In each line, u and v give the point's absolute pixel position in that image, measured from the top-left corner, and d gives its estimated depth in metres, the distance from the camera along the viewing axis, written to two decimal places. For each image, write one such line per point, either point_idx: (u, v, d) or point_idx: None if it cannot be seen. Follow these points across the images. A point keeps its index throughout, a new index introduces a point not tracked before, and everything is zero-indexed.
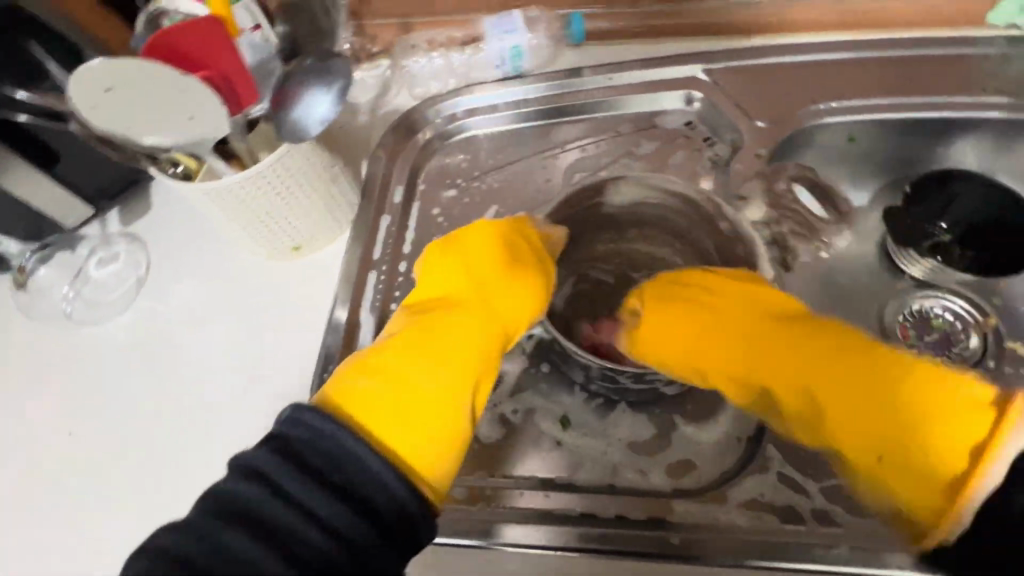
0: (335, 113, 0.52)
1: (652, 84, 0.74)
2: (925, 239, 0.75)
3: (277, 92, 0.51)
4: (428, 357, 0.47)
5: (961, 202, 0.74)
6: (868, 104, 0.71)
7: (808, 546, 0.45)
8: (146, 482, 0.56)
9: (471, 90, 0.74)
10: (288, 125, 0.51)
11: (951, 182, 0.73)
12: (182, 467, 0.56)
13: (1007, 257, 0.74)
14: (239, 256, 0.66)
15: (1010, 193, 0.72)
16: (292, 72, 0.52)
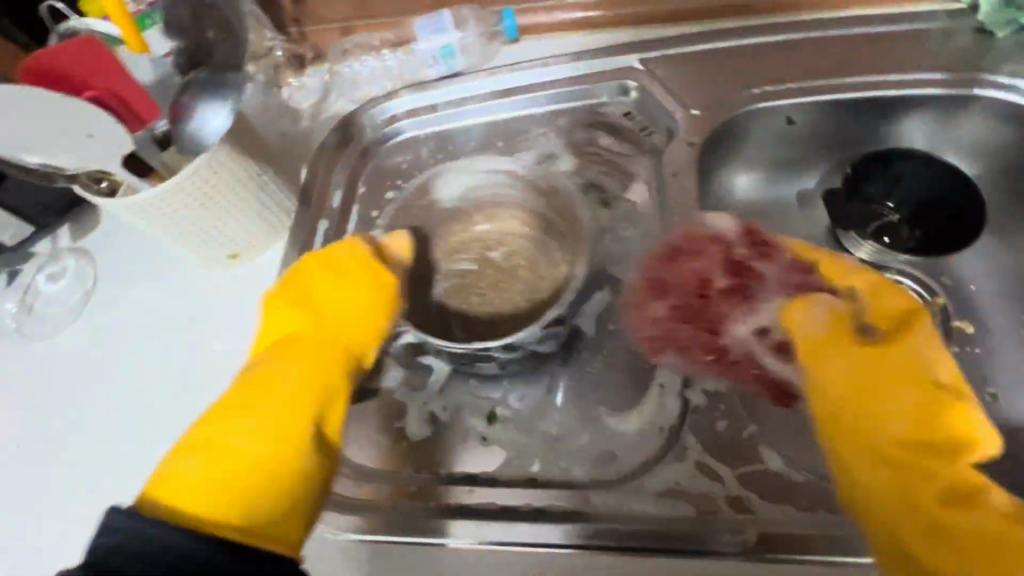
0: (229, 122, 0.56)
1: (589, 76, 0.73)
2: (871, 222, 0.75)
3: (176, 107, 0.56)
4: (249, 413, 0.44)
5: (904, 182, 0.73)
6: (805, 87, 0.69)
7: (717, 533, 0.46)
8: (89, 490, 0.57)
9: (407, 91, 0.74)
10: (187, 137, 0.56)
11: (889, 161, 0.73)
12: (123, 474, 0.57)
13: (959, 231, 0.72)
14: (182, 266, 0.67)
15: (953, 169, 0.71)
16: (191, 88, 0.57)
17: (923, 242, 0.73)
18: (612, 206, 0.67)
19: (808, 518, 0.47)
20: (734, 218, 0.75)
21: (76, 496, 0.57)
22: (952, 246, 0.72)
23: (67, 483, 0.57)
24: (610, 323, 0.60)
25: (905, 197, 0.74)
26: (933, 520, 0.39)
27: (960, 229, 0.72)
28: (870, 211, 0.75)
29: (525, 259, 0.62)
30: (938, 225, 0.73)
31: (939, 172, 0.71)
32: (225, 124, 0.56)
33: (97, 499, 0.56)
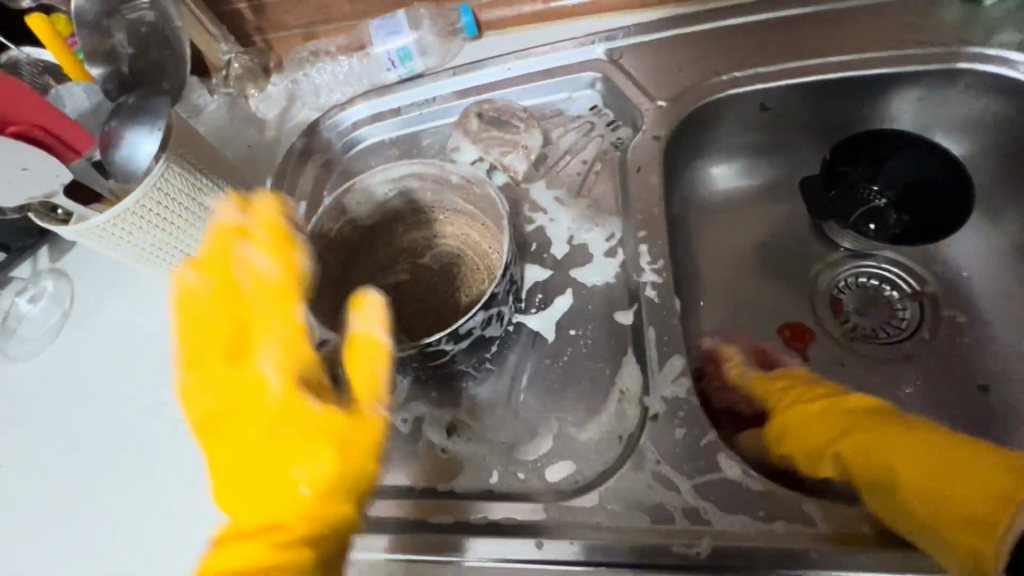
0: (155, 145, 0.53)
1: (554, 70, 0.71)
2: (856, 209, 0.71)
3: (102, 133, 0.54)
4: None
5: (889, 163, 0.69)
6: (780, 69, 0.65)
7: (669, 545, 0.45)
8: (60, 509, 0.57)
9: (369, 97, 0.73)
10: (116, 163, 0.54)
11: (872, 143, 0.68)
12: (94, 493, 0.58)
13: (952, 215, 0.66)
14: (156, 284, 0.68)
15: (937, 147, 0.66)
16: (116, 115, 0.54)
17: (912, 227, 0.69)
18: (577, 206, 0.65)
19: (768, 529, 0.45)
20: (710, 212, 0.73)
21: (48, 516, 0.57)
22: (941, 232, 0.67)
23: (39, 503, 0.58)
24: (571, 329, 0.59)
25: (893, 179, 0.70)
26: (925, 491, 0.42)
27: (949, 213, 0.66)
28: (855, 196, 0.71)
29: (456, 257, 0.63)
30: (927, 208, 0.69)
31: (924, 152, 0.67)
32: (152, 151, 0.53)
33: (68, 519, 0.57)
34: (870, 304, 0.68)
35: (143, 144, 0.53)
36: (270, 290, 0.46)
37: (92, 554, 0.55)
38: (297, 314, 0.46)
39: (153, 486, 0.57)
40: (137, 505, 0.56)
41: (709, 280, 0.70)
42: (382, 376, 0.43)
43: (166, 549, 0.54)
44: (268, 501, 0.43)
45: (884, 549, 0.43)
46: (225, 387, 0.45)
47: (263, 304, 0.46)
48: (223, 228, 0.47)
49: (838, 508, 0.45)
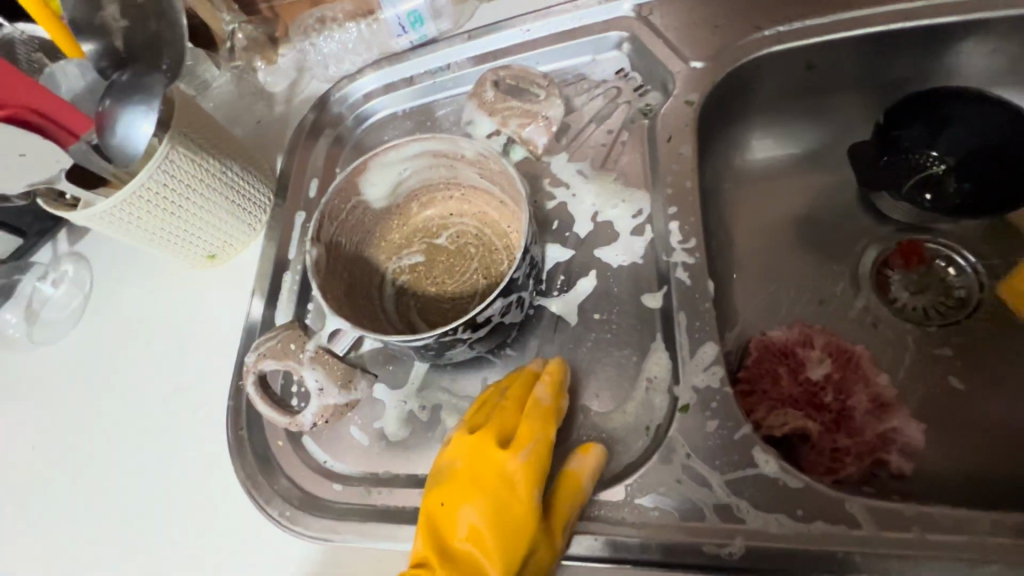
0: (150, 125, 0.50)
1: (577, 30, 0.65)
2: (910, 175, 0.64)
3: (99, 115, 0.51)
4: None
5: (945, 125, 0.63)
6: (831, 21, 0.58)
7: (698, 544, 0.43)
8: (94, 490, 0.58)
9: (380, 66, 0.69)
10: (112, 147, 0.51)
11: (931, 100, 0.61)
12: (125, 476, 0.58)
13: (1018, 180, 0.59)
14: (173, 267, 0.67)
15: (1004, 105, 0.59)
16: (115, 96, 0.52)
17: (967, 193, 0.62)
18: (602, 181, 0.60)
19: (807, 529, 0.42)
20: (747, 184, 0.68)
21: (82, 498, 0.58)
22: (1004, 200, 0.60)
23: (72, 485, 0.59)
24: (595, 312, 0.56)
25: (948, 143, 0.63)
26: None
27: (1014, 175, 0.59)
28: (908, 161, 0.64)
29: (473, 236, 0.61)
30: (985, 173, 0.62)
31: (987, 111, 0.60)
32: (149, 133, 0.50)
33: (100, 499, 0.58)
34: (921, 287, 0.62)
35: (139, 124, 0.50)
36: (544, 416, 0.48)
37: (124, 535, 0.56)
38: (550, 443, 0.47)
39: (181, 470, 0.57)
40: (165, 488, 0.57)
41: (745, 258, 0.65)
42: (576, 509, 0.45)
43: (194, 532, 0.54)
44: (488, 522, 0.43)
45: (935, 556, 0.40)
46: (482, 451, 0.46)
47: (529, 421, 0.47)
48: (524, 371, 0.51)
49: (887, 509, 0.41)
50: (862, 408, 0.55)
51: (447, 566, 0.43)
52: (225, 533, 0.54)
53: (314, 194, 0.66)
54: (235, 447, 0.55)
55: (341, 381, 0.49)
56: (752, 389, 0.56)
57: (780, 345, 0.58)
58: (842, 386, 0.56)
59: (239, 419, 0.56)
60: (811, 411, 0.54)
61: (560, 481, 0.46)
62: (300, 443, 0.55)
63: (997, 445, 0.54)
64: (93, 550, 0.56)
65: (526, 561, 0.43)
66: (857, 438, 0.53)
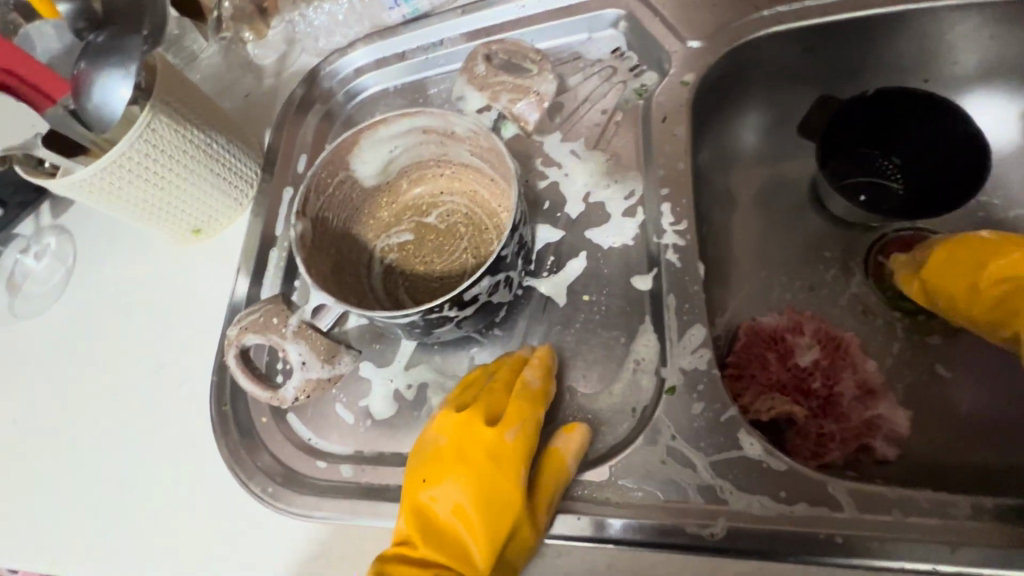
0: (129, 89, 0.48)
1: (573, 6, 0.63)
2: (860, 175, 0.65)
3: (74, 78, 0.49)
4: None
5: (896, 138, 0.63)
6: (829, 3, 0.57)
7: (682, 525, 0.43)
8: (87, 479, 0.57)
9: (371, 40, 0.67)
10: (91, 113, 0.48)
11: (886, 106, 0.61)
12: (122, 468, 0.57)
13: (962, 188, 0.59)
14: (157, 242, 0.66)
15: (957, 112, 0.58)
16: (89, 58, 0.49)
17: (903, 205, 0.63)
18: (595, 161, 0.60)
19: (789, 512, 0.42)
20: (741, 168, 0.67)
21: (64, 494, 0.57)
22: (946, 207, 0.60)
23: (55, 477, 0.58)
24: (585, 294, 0.55)
25: (896, 156, 0.64)
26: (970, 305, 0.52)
27: (956, 192, 0.60)
28: (857, 170, 0.65)
29: (463, 214, 0.60)
30: (928, 188, 0.62)
31: (939, 125, 0.60)
32: (127, 97, 0.48)
33: (94, 492, 0.56)
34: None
35: (118, 89, 0.48)
36: (533, 398, 0.47)
37: (118, 523, 0.55)
38: (537, 425, 0.47)
39: (174, 451, 0.56)
40: (168, 484, 0.55)
41: (737, 243, 0.64)
42: (561, 486, 0.45)
43: (186, 520, 0.53)
44: (474, 501, 0.43)
45: (918, 539, 0.40)
46: (470, 432, 0.45)
47: (518, 402, 0.46)
48: (513, 357, 0.50)
49: (870, 493, 0.41)
50: (851, 394, 0.55)
51: (431, 543, 0.43)
52: (205, 511, 0.53)
53: (302, 170, 0.65)
54: (218, 423, 0.54)
55: (325, 356, 0.47)
56: (740, 373, 0.56)
57: (770, 330, 0.58)
58: (833, 372, 0.56)
59: (223, 395, 0.55)
60: (798, 397, 0.55)
61: (546, 459, 0.46)
62: (284, 420, 0.55)
63: (981, 434, 0.54)
64: (78, 547, 0.54)
65: (511, 540, 0.43)
66: (843, 423, 0.53)
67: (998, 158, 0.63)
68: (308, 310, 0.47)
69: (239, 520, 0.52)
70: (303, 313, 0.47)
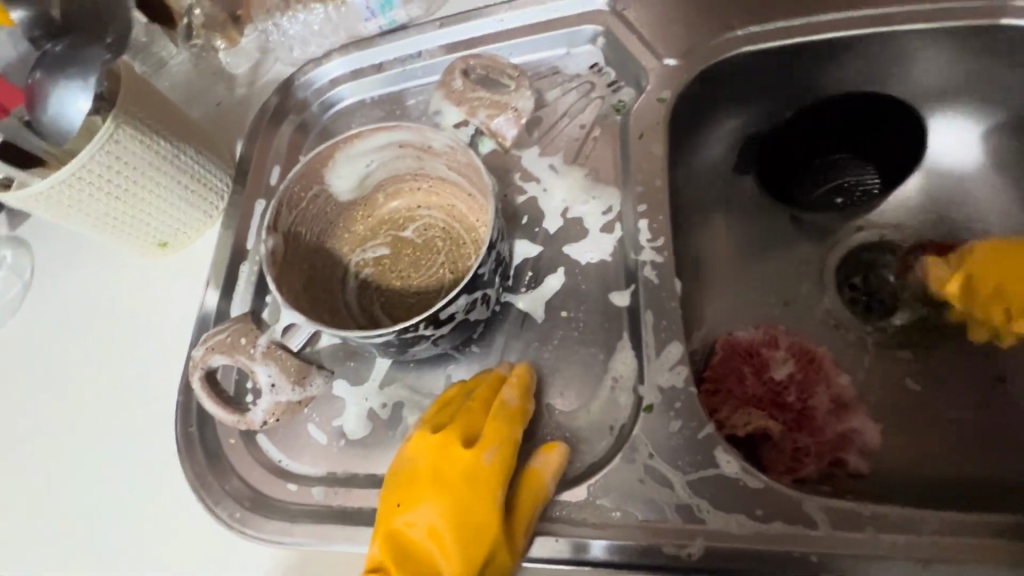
0: (89, 100, 0.47)
1: (551, 21, 0.64)
2: (823, 184, 0.67)
3: (28, 88, 0.47)
4: None
5: (859, 147, 0.66)
6: (797, 25, 0.59)
7: (660, 545, 0.43)
8: (87, 479, 0.54)
9: (347, 50, 0.67)
10: (47, 124, 0.47)
11: (827, 113, 0.63)
12: (80, 493, 0.54)
13: None
14: (121, 255, 0.63)
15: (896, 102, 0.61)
16: (44, 67, 0.48)
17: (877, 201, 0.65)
18: (573, 176, 0.60)
19: (765, 530, 0.42)
20: (717, 183, 0.68)
21: (17, 520, 0.54)
22: None
23: (37, 487, 0.55)
24: (563, 310, 0.55)
25: (860, 165, 0.67)
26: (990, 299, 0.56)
27: None
28: (819, 179, 0.67)
29: (440, 229, 0.59)
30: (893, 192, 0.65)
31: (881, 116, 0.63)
32: (87, 109, 0.47)
33: (69, 508, 0.54)
34: (904, 295, 0.62)
35: (74, 101, 0.47)
36: (511, 418, 0.46)
37: (75, 550, 0.52)
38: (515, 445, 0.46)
39: (135, 474, 0.54)
40: (129, 509, 0.53)
41: (714, 258, 0.65)
42: (538, 507, 0.44)
43: (146, 547, 0.51)
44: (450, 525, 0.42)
45: (889, 555, 0.40)
46: (446, 453, 0.44)
47: (496, 422, 0.46)
48: (492, 374, 0.50)
49: (844, 509, 0.42)
50: (825, 409, 0.55)
51: (405, 568, 0.42)
52: (168, 537, 0.51)
53: (275, 181, 0.64)
54: (184, 445, 0.52)
55: (295, 378, 0.46)
56: (717, 389, 0.56)
57: (745, 345, 0.58)
58: (806, 387, 0.56)
59: (188, 415, 0.53)
60: (773, 411, 0.55)
61: (523, 480, 0.45)
62: (254, 441, 0.53)
63: (948, 447, 0.55)
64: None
65: (486, 566, 0.42)
66: (817, 438, 0.54)
67: (961, 177, 0.65)
68: (278, 329, 0.46)
69: (204, 547, 0.50)
70: (272, 332, 0.45)
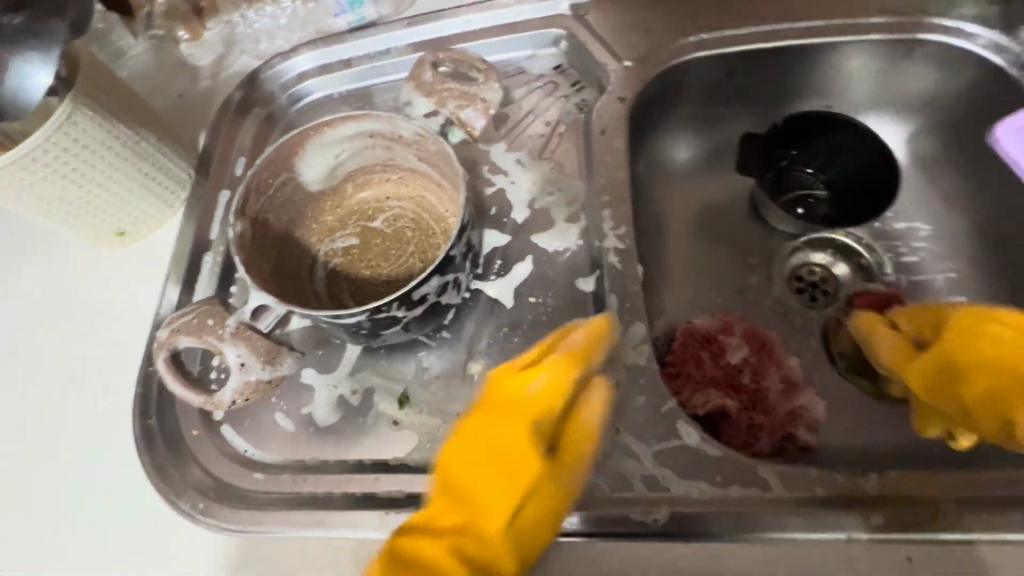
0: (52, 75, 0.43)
1: (516, 23, 0.66)
2: (790, 190, 0.72)
3: None
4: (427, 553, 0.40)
5: (832, 156, 0.70)
6: (740, 34, 0.64)
7: (626, 513, 0.45)
8: (69, 471, 0.52)
9: (314, 45, 0.67)
10: (1, 99, 0.42)
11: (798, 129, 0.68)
12: (30, 491, 0.52)
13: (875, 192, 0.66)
14: (73, 246, 0.61)
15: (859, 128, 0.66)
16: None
17: (835, 208, 0.71)
18: (539, 169, 0.62)
19: (723, 494, 0.45)
20: (674, 180, 0.72)
21: None
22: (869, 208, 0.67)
23: (4, 486, 0.52)
24: (532, 296, 0.57)
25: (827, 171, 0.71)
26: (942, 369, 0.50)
27: (875, 192, 0.67)
28: (786, 186, 0.72)
29: (410, 219, 0.60)
30: (859, 196, 0.69)
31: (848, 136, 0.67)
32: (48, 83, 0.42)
33: (19, 507, 0.51)
34: (842, 284, 0.68)
35: (35, 74, 0.42)
36: (573, 360, 0.44)
37: (26, 550, 0.50)
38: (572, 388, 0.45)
39: (89, 469, 0.52)
40: (84, 505, 0.51)
41: (673, 249, 0.68)
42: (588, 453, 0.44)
43: (101, 544, 0.49)
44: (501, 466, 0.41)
45: (834, 511, 0.43)
46: (506, 393, 0.43)
47: (557, 365, 0.44)
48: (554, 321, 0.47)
49: (794, 471, 0.45)
50: (777, 387, 0.59)
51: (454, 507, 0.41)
52: (125, 533, 0.49)
53: (240, 172, 0.63)
54: (143, 437, 0.51)
55: (265, 357, 0.45)
56: (678, 371, 0.59)
57: (703, 331, 0.62)
58: (759, 367, 0.60)
59: (148, 406, 0.52)
60: (730, 391, 0.58)
61: (571, 431, 0.44)
62: (218, 432, 0.52)
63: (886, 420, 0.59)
64: None
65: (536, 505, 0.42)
66: (771, 414, 0.57)
67: None
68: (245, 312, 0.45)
69: (163, 541, 0.48)
70: (239, 313, 0.44)
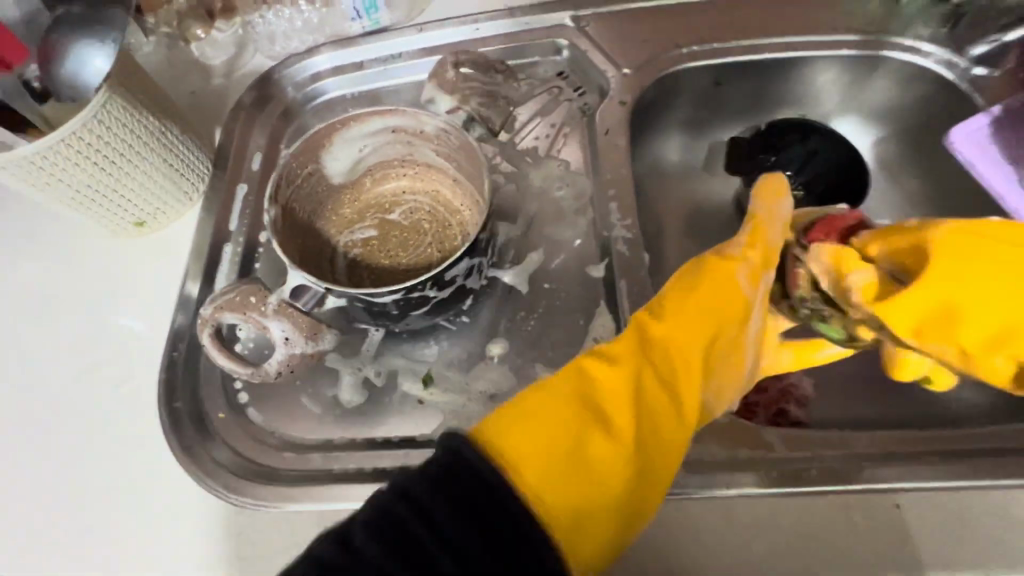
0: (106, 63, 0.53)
1: (522, 33, 0.71)
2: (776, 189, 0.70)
3: (45, 47, 0.54)
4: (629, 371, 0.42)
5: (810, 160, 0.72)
6: (726, 47, 0.70)
7: None
8: (72, 458, 0.52)
9: (328, 48, 0.70)
10: (64, 81, 0.53)
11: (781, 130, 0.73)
12: (47, 479, 0.51)
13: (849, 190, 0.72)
14: (89, 238, 0.62)
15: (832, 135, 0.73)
16: (62, 30, 0.54)
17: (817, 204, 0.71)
18: (548, 167, 0.66)
19: (733, 456, 0.49)
20: (668, 180, 0.77)
21: None
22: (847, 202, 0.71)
23: (21, 474, 0.52)
24: (545, 283, 0.60)
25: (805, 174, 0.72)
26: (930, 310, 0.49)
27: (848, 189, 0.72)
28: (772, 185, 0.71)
29: (427, 211, 0.62)
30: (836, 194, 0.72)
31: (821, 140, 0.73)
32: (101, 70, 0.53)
33: (36, 495, 0.51)
34: None
35: (91, 62, 0.53)
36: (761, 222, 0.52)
37: (44, 537, 0.49)
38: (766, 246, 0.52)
39: (109, 455, 0.52)
40: (105, 490, 0.50)
41: (669, 243, 0.73)
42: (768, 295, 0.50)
43: (124, 528, 0.49)
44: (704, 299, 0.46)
45: (831, 467, 0.48)
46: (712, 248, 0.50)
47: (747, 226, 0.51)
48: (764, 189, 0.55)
49: (794, 434, 0.49)
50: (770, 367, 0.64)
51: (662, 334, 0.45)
52: (149, 515, 0.49)
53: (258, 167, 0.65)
54: (169, 421, 0.51)
55: (308, 333, 0.48)
56: None
57: None
58: None
59: (174, 391, 0.53)
60: None
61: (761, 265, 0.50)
62: (244, 415, 0.53)
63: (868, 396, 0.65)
64: None
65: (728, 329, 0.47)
66: (766, 391, 0.62)
67: None
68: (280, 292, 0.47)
69: (190, 523, 0.48)
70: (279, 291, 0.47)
